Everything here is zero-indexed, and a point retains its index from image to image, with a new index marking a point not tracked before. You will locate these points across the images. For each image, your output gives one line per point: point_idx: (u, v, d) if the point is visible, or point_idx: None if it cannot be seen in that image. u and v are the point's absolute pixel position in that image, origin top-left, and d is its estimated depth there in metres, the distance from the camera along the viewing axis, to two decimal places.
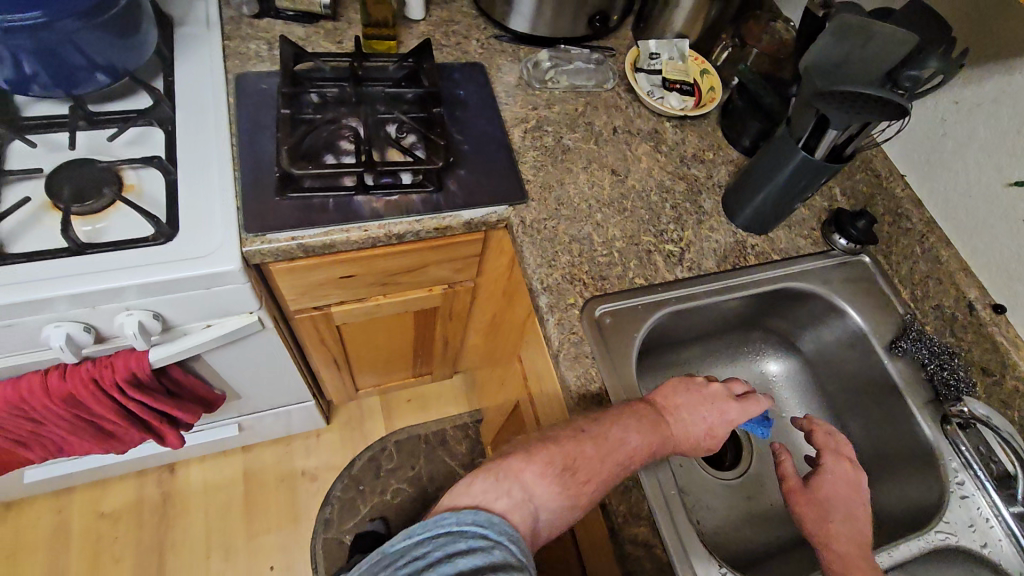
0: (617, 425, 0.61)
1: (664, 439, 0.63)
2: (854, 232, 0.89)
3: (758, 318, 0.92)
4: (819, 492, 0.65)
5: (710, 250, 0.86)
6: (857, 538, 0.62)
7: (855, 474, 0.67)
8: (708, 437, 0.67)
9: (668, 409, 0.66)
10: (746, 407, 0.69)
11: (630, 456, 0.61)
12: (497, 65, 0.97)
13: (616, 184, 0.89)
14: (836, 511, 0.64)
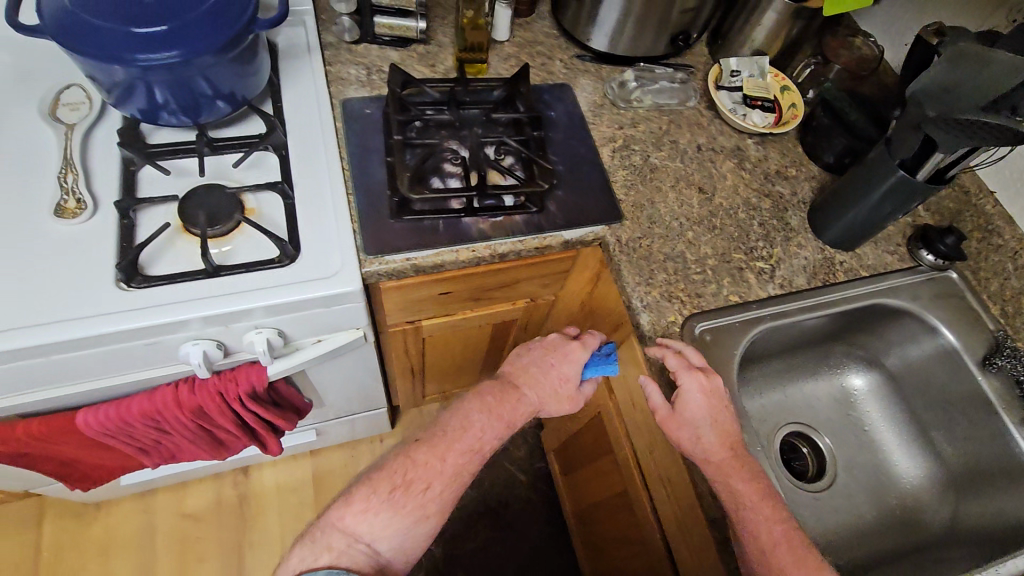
0: (461, 414, 0.72)
1: (516, 400, 0.74)
2: (943, 248, 0.89)
3: (843, 334, 0.93)
4: (686, 412, 0.69)
5: (800, 267, 0.88)
6: (722, 441, 0.69)
7: (711, 381, 0.71)
8: (564, 383, 0.77)
9: (514, 373, 0.77)
10: (579, 348, 0.78)
11: (485, 436, 0.71)
12: (581, 84, 0.99)
13: (704, 202, 0.91)
14: (703, 426, 0.69)
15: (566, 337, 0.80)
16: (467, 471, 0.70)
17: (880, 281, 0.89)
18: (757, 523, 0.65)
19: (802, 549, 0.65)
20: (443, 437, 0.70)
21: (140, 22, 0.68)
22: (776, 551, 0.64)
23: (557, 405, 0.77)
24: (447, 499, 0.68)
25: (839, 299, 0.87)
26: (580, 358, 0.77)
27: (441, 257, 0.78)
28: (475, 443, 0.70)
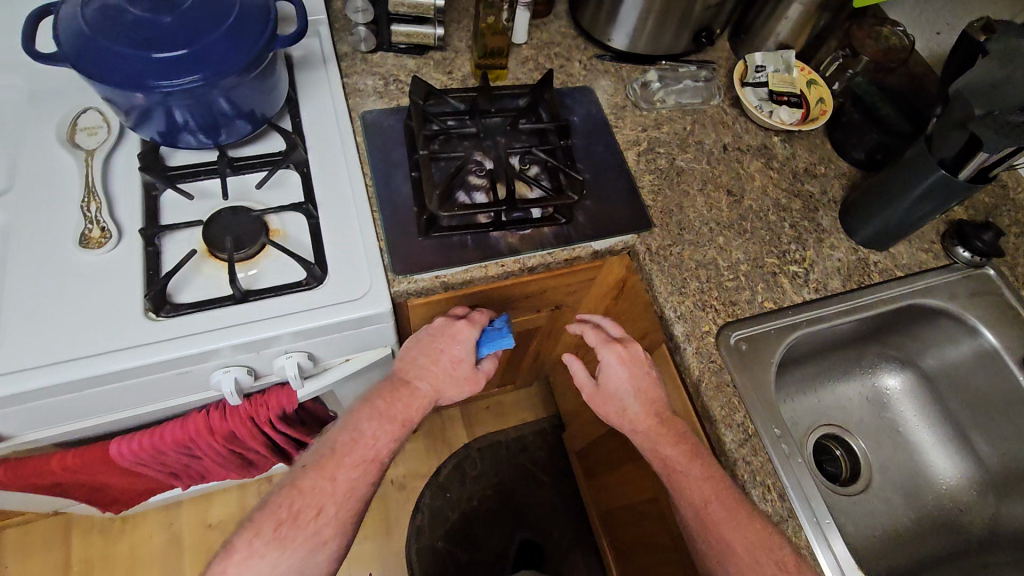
0: (351, 424, 0.72)
1: (409, 397, 0.74)
2: (980, 245, 0.87)
3: (878, 335, 0.91)
4: (611, 384, 0.75)
5: (834, 270, 0.86)
6: (646, 406, 0.74)
7: (631, 351, 0.76)
8: (457, 366, 0.76)
9: (410, 364, 0.76)
10: (466, 329, 0.77)
11: (377, 443, 0.72)
12: (601, 85, 0.97)
13: (732, 205, 0.89)
14: (625, 395, 0.75)
15: (454, 318, 0.79)
16: (360, 484, 0.70)
17: (916, 281, 0.87)
18: (690, 485, 0.69)
19: (734, 501, 0.67)
20: (332, 455, 0.70)
21: (159, 47, 0.67)
22: (709, 507, 0.67)
23: (453, 391, 0.77)
24: (345, 517, 0.68)
25: (876, 303, 0.85)
26: (467, 339, 0.76)
27: (471, 272, 0.76)
28: (365, 454, 0.71)
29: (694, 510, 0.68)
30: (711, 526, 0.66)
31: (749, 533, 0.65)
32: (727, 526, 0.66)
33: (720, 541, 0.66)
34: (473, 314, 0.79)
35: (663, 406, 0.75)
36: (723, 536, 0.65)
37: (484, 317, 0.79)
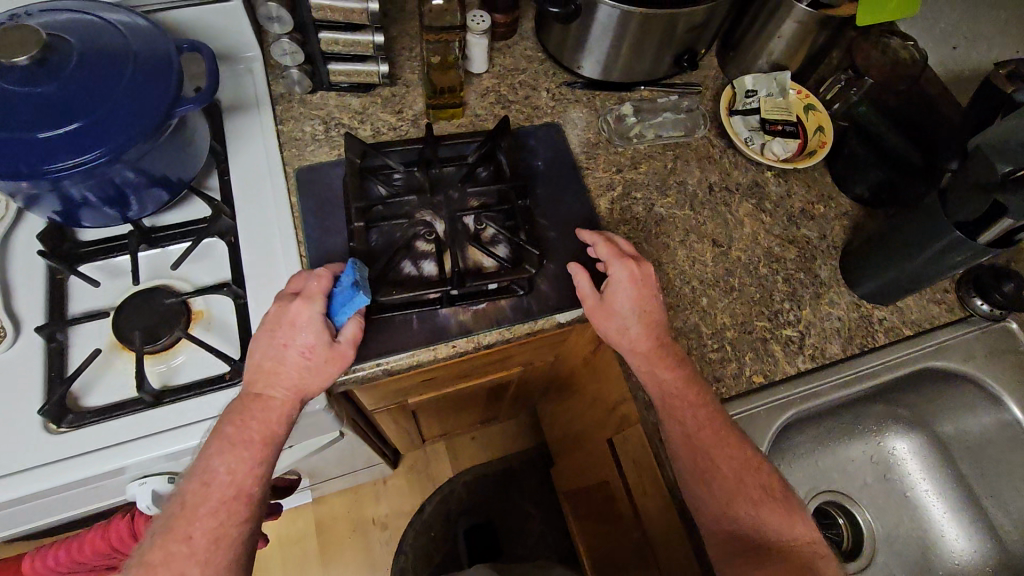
0: (199, 466, 0.57)
1: (264, 409, 0.59)
2: (999, 297, 0.78)
3: (891, 397, 0.81)
4: (613, 304, 0.67)
5: (833, 331, 0.76)
6: (649, 327, 0.66)
7: (642, 270, 0.68)
8: (311, 353, 0.61)
9: (252, 370, 0.60)
10: (304, 309, 0.61)
11: (235, 476, 0.57)
12: (571, 119, 0.86)
13: (718, 257, 0.79)
14: (630, 313, 0.66)
15: (287, 299, 0.62)
16: (227, 532, 0.55)
17: (934, 339, 0.77)
18: (687, 411, 0.65)
19: (723, 426, 0.65)
20: (184, 508, 0.55)
21: (45, 125, 0.58)
22: (700, 434, 0.64)
23: (319, 379, 0.61)
24: (222, 569, 0.54)
25: (888, 369, 0.75)
26: (311, 321, 0.61)
27: (416, 355, 0.68)
28: (224, 493, 0.56)
29: (690, 436, 0.64)
30: (705, 453, 0.63)
31: (738, 456, 0.63)
32: (716, 452, 0.63)
33: (708, 466, 0.63)
34: (311, 286, 0.63)
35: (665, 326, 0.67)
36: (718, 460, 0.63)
37: (325, 285, 0.63)
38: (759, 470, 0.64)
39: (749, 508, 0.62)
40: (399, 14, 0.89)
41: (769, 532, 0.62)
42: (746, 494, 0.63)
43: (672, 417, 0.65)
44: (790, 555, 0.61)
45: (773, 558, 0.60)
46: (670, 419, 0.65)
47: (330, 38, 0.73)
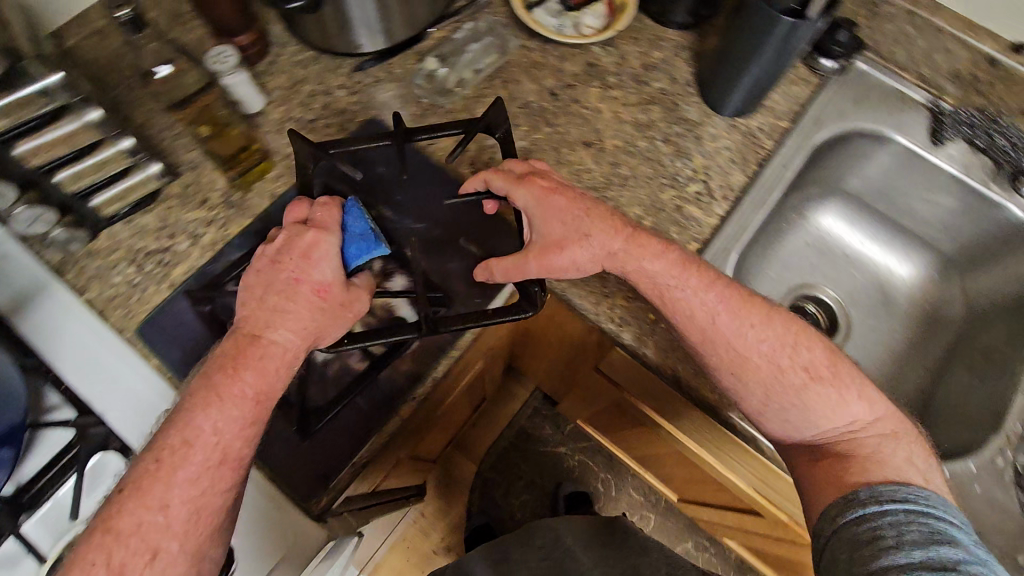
0: (181, 421, 0.49)
1: (261, 356, 0.53)
2: (840, 48, 0.80)
3: (799, 186, 0.84)
4: (552, 233, 0.62)
5: (729, 161, 0.77)
6: (612, 233, 0.62)
7: (548, 180, 0.63)
8: (325, 292, 0.56)
9: (254, 313, 0.54)
10: (321, 237, 0.58)
11: (221, 436, 0.50)
12: (385, 102, 0.77)
13: (598, 155, 0.76)
14: (574, 225, 0.62)
15: (298, 226, 0.59)
16: (214, 496, 0.49)
17: (804, 123, 0.79)
18: (701, 324, 0.62)
19: (751, 310, 0.63)
20: (160, 467, 0.48)
21: None
22: (715, 323, 0.62)
23: (333, 331, 0.56)
24: (200, 545, 0.49)
25: (785, 165, 0.77)
26: (329, 251, 0.57)
27: (384, 431, 0.60)
28: (210, 454, 0.49)
29: (725, 353, 0.62)
30: (740, 357, 0.62)
31: (769, 337, 0.62)
32: (750, 370, 0.62)
33: (762, 383, 0.62)
34: (321, 214, 0.60)
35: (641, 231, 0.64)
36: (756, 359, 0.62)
37: (338, 213, 0.60)
38: (807, 356, 0.63)
39: (812, 399, 0.61)
40: (131, 95, 0.73)
41: (837, 424, 0.61)
42: (795, 391, 0.62)
43: (688, 331, 0.63)
44: (862, 442, 0.60)
45: (845, 455, 0.60)
46: (694, 346, 0.63)
47: (70, 175, 0.59)
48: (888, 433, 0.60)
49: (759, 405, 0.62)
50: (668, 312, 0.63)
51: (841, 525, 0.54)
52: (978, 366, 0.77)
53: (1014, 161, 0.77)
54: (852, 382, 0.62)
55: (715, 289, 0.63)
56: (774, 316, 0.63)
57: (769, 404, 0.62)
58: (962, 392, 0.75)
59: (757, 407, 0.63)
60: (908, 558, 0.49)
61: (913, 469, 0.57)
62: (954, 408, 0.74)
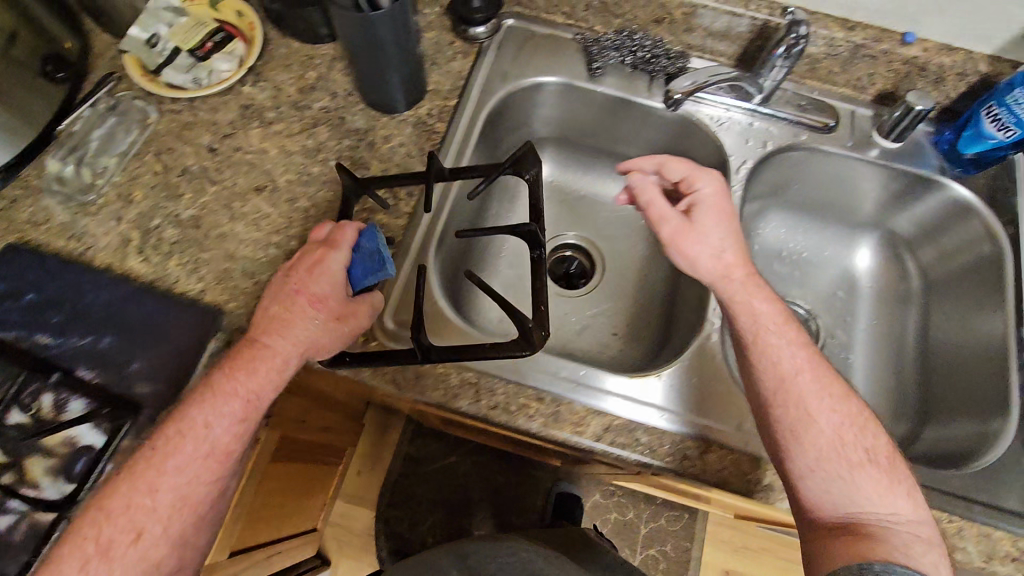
0: (184, 422, 0.58)
1: (260, 359, 0.60)
2: (479, 15, 0.80)
3: (498, 155, 0.86)
4: (726, 252, 0.67)
5: (406, 156, 0.76)
6: (733, 237, 0.68)
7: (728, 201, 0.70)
8: (320, 305, 0.61)
9: (259, 325, 0.61)
10: (329, 254, 0.62)
11: (212, 432, 0.58)
12: (28, 219, 0.71)
13: (273, 196, 0.73)
14: (721, 243, 0.68)
15: (315, 245, 0.64)
16: (199, 484, 0.58)
17: (469, 97, 0.80)
18: (786, 372, 0.62)
19: (832, 383, 0.62)
20: (156, 453, 0.57)
21: None
22: (798, 378, 0.62)
23: (324, 346, 0.61)
24: (181, 530, 0.58)
25: (462, 143, 0.78)
26: (336, 267, 0.62)
27: None
28: (198, 446, 0.58)
29: (792, 408, 0.60)
30: (806, 417, 0.60)
31: (845, 413, 0.61)
32: (812, 431, 0.60)
33: (821, 447, 0.59)
34: (345, 231, 0.64)
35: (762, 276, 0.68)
36: (823, 423, 0.60)
37: (353, 232, 0.63)
38: (869, 439, 0.60)
39: (864, 475, 0.58)
40: None
41: (876, 506, 0.57)
42: (848, 466, 0.59)
43: (765, 373, 0.63)
44: (891, 532, 0.55)
45: (869, 535, 0.56)
46: (765, 402, 0.62)
47: None
48: (926, 537, 0.56)
49: (807, 467, 0.59)
50: (752, 351, 0.64)
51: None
52: None
53: (667, 68, 0.80)
54: (905, 475, 0.59)
55: (807, 353, 0.63)
56: (853, 396, 0.62)
57: (817, 470, 0.59)
58: (691, 287, 0.81)
59: (805, 469, 0.59)
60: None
61: (935, 565, 0.54)
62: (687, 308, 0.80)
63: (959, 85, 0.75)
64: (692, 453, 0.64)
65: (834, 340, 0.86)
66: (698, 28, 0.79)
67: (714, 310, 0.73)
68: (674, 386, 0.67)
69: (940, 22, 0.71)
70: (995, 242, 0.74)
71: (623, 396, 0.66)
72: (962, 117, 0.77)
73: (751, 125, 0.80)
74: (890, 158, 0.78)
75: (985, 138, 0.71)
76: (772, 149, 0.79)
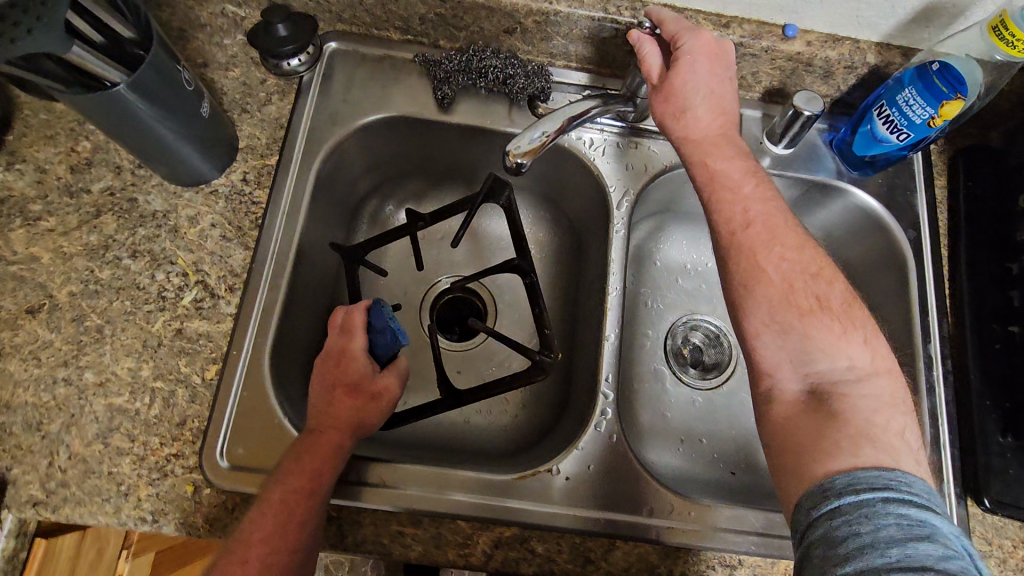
0: (266, 503, 0.51)
1: (317, 437, 0.55)
2: (288, 48, 0.63)
3: (350, 208, 0.73)
4: (691, 86, 0.59)
5: (221, 240, 0.62)
6: (711, 99, 0.59)
7: (708, 40, 0.59)
8: (357, 391, 0.58)
9: (317, 412, 0.57)
10: (351, 343, 0.60)
11: (288, 501, 0.51)
12: None
13: (52, 318, 0.58)
14: (702, 91, 0.59)
15: (333, 335, 0.61)
16: (284, 549, 0.49)
17: (293, 150, 0.65)
18: (735, 221, 0.57)
19: (785, 233, 0.56)
20: (243, 535, 0.49)
21: None
22: (747, 234, 0.56)
23: (376, 415, 0.58)
24: None
25: (291, 210, 0.63)
26: (360, 353, 0.60)
27: None
28: (275, 519, 0.50)
29: (741, 259, 0.55)
30: (756, 269, 0.55)
31: (804, 272, 0.55)
32: (767, 286, 0.54)
33: (776, 301, 0.53)
34: (353, 314, 0.61)
35: (734, 132, 0.61)
36: (771, 270, 0.54)
37: (364, 313, 0.61)
38: (823, 286, 0.54)
39: (819, 334, 0.52)
40: None
41: (837, 364, 0.51)
42: (798, 314, 0.53)
43: (715, 223, 0.58)
44: (853, 397, 0.49)
45: (828, 409, 0.49)
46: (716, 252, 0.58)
47: None
48: (888, 398, 0.49)
49: (757, 323, 0.54)
50: (708, 203, 0.59)
51: (814, 518, 0.42)
52: (586, 308, 0.71)
53: (527, 88, 0.67)
54: (864, 324, 0.53)
55: (766, 204, 0.57)
56: (810, 247, 0.56)
57: (770, 325, 0.53)
58: (585, 338, 0.70)
59: (758, 325, 0.54)
60: (884, 558, 0.37)
61: (904, 442, 0.46)
62: (581, 363, 0.70)
63: (848, 77, 0.66)
64: (596, 554, 0.57)
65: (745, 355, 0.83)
66: (558, 36, 0.66)
67: (606, 378, 0.63)
68: (569, 478, 0.59)
69: (823, 11, 0.61)
70: (899, 257, 0.68)
71: (513, 500, 0.57)
72: (858, 111, 0.69)
73: (630, 145, 0.70)
74: (781, 167, 0.70)
75: (878, 138, 0.64)
76: (657, 171, 0.70)
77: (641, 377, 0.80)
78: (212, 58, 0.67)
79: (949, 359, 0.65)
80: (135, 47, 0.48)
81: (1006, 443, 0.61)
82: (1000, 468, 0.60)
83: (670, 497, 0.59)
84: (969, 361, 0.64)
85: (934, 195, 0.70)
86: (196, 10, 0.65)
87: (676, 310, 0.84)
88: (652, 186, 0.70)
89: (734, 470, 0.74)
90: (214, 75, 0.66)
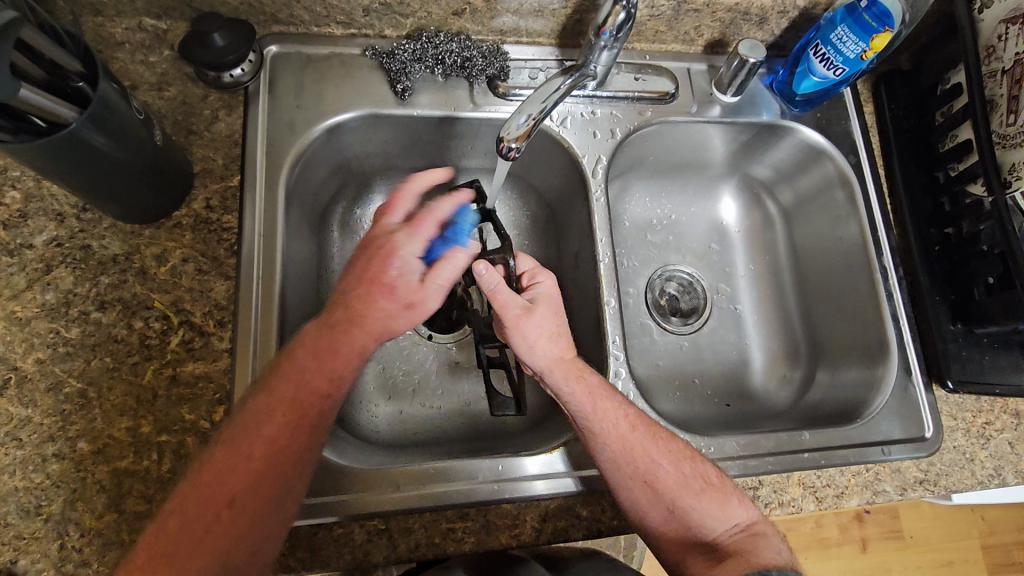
0: (249, 430, 0.48)
1: (311, 353, 0.51)
2: (228, 59, 0.59)
3: (319, 217, 0.70)
4: (538, 344, 0.58)
5: (197, 273, 0.58)
6: (563, 356, 0.58)
7: (548, 315, 0.59)
8: (400, 289, 0.52)
9: (306, 337, 0.52)
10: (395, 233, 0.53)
11: (272, 429, 0.48)
12: None
13: (24, 392, 0.53)
14: (542, 347, 0.58)
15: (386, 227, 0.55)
16: (259, 483, 0.47)
17: (255, 166, 0.61)
18: (606, 434, 0.56)
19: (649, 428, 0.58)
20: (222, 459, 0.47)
21: None
22: (614, 419, 0.56)
23: (407, 322, 0.52)
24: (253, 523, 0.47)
25: (267, 229, 0.60)
26: (409, 248, 0.53)
27: None
28: (254, 450, 0.47)
29: (607, 448, 0.56)
30: (627, 454, 0.56)
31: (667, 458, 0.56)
32: (654, 444, 0.57)
33: (650, 465, 0.56)
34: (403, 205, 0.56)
35: (588, 375, 0.58)
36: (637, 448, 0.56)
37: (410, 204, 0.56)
38: (684, 468, 0.56)
39: (682, 487, 0.55)
40: None
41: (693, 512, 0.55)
42: (669, 460, 0.56)
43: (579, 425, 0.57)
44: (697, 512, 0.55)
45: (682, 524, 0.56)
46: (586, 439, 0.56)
47: None
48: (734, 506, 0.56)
49: (620, 482, 0.55)
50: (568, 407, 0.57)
51: None
52: (575, 278, 0.73)
53: (485, 69, 0.66)
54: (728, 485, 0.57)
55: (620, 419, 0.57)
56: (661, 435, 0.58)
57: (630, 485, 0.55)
58: (579, 307, 0.72)
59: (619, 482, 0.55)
60: None
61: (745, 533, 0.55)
62: (581, 332, 0.72)
63: (780, 21, 0.71)
64: None
65: (721, 296, 0.82)
66: (507, 13, 0.66)
67: (613, 342, 0.65)
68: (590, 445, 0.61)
69: None
70: (845, 182, 0.75)
71: (545, 479, 0.59)
72: (791, 53, 0.74)
73: (591, 112, 0.72)
74: (733, 114, 0.74)
75: (817, 75, 0.69)
76: (621, 134, 0.71)
77: (629, 332, 0.79)
78: (139, 79, 0.61)
79: (900, 266, 0.73)
80: (78, 79, 0.45)
81: (957, 330, 0.70)
82: (955, 352, 0.69)
83: (689, 439, 0.63)
84: (916, 264, 0.72)
85: (865, 120, 0.77)
86: (107, 27, 0.61)
87: (650, 264, 0.82)
88: (618, 149, 0.72)
89: (729, 402, 0.76)
90: (146, 98, 0.61)
